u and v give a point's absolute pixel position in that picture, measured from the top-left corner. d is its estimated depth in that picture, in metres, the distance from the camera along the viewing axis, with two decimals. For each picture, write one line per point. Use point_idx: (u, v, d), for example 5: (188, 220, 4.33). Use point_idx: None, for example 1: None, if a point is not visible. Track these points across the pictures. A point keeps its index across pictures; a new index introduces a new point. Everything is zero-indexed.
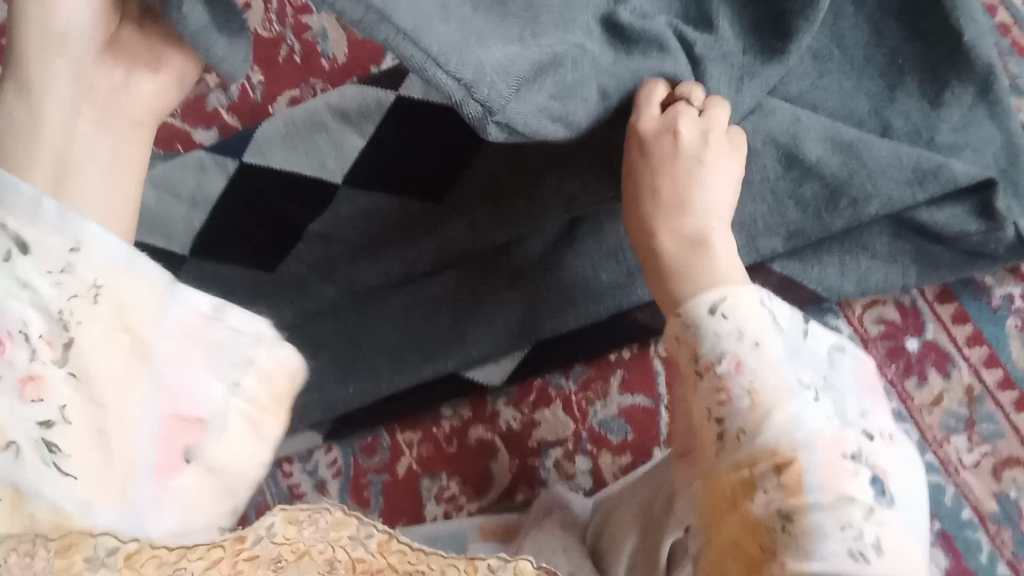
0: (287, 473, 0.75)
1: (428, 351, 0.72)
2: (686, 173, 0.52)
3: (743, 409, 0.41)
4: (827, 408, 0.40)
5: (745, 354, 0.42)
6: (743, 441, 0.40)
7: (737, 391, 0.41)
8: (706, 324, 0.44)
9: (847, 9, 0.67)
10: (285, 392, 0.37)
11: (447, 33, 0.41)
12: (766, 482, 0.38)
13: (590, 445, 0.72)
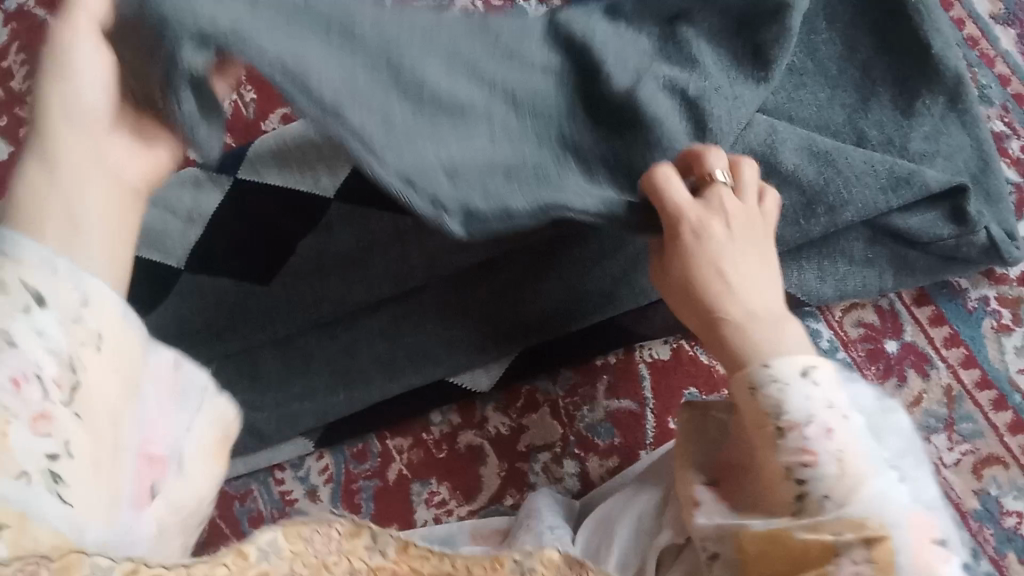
0: (280, 480, 0.77)
1: (419, 359, 0.74)
2: (732, 248, 0.50)
3: (829, 476, 0.43)
4: (909, 493, 0.42)
5: (833, 423, 0.44)
6: (825, 504, 0.42)
7: (823, 458, 0.43)
8: (786, 384, 0.45)
9: (821, 25, 0.70)
10: (217, 447, 0.47)
11: (398, 123, 0.50)
12: (853, 551, 0.40)
13: (577, 448, 0.73)
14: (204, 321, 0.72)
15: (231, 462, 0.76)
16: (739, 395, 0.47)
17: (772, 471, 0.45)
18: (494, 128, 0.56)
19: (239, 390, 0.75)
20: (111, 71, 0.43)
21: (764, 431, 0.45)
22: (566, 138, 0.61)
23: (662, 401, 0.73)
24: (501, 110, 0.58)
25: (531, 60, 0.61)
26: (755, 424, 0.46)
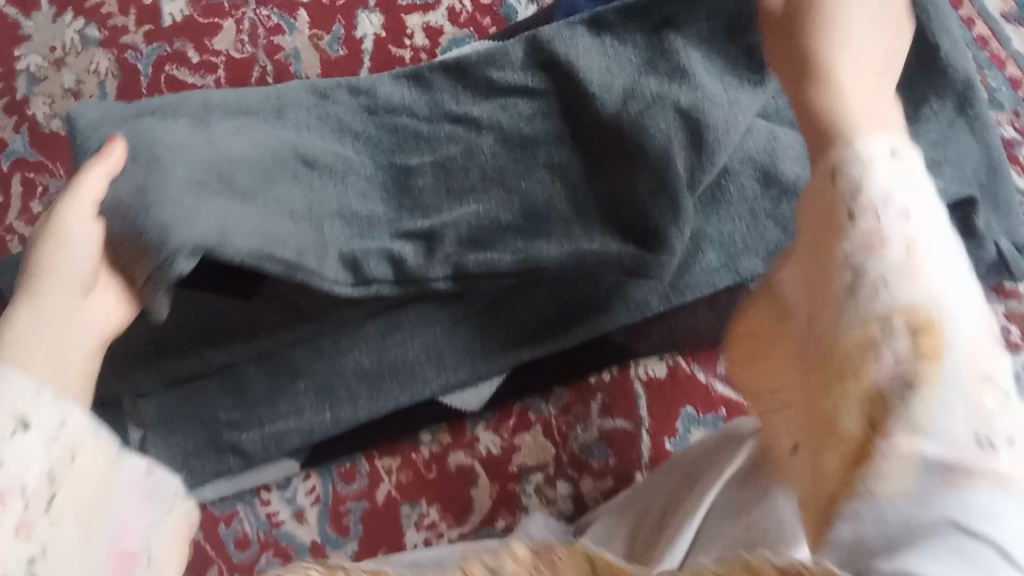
0: (266, 501, 0.75)
1: (405, 378, 0.71)
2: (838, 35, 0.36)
3: (895, 260, 0.29)
4: (979, 315, 0.29)
5: (909, 207, 0.30)
6: (879, 346, 0.28)
7: (888, 239, 0.30)
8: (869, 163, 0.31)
9: None
10: (175, 544, 0.47)
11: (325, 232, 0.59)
12: (901, 423, 0.28)
13: (571, 470, 0.70)
14: (188, 332, 0.69)
15: (214, 483, 0.74)
16: (809, 219, 0.33)
17: (817, 198, 0.33)
18: (485, 173, 0.66)
19: (223, 410, 0.72)
20: (100, 237, 0.50)
21: (815, 188, 0.33)
22: (554, 164, 0.66)
23: (657, 421, 0.70)
24: (490, 148, 0.67)
25: (510, 102, 0.67)
26: (812, 195, 0.33)
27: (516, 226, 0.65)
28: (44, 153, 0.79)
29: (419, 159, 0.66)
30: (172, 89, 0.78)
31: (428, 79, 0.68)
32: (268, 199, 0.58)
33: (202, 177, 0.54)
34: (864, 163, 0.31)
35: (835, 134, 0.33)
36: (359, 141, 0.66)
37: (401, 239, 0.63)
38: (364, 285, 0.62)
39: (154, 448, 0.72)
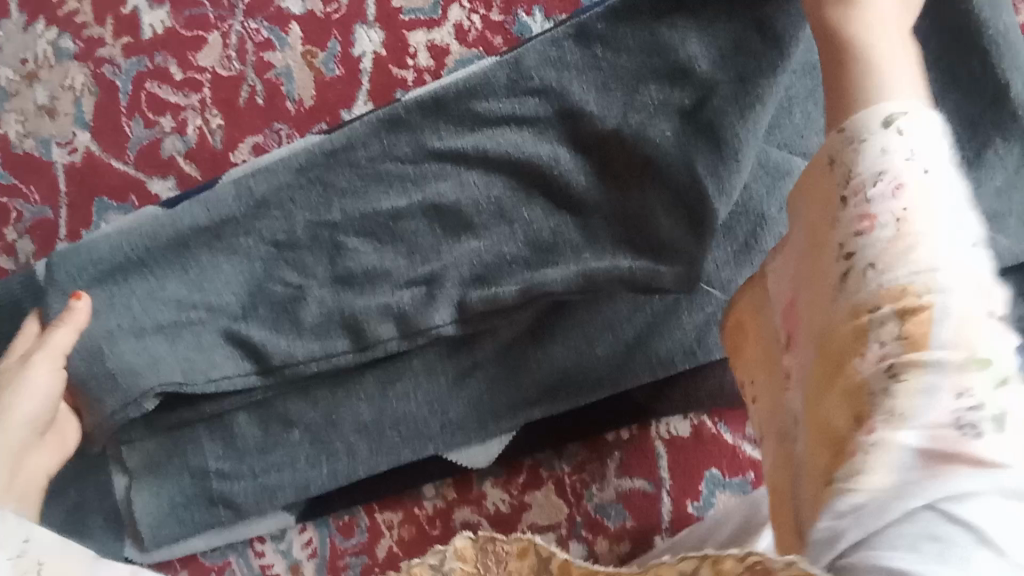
0: (260, 552, 0.71)
1: (407, 431, 0.66)
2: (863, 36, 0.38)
3: (886, 234, 0.33)
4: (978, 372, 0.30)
5: (908, 178, 0.34)
6: (869, 276, 0.33)
7: (881, 214, 0.34)
8: (873, 135, 0.35)
9: None
10: None
11: (322, 303, 0.60)
12: (877, 334, 0.32)
13: (584, 530, 0.66)
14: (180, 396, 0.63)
15: (204, 534, 0.70)
16: (817, 197, 0.38)
17: (824, 185, 0.37)
18: (486, 206, 0.60)
19: (212, 457, 0.67)
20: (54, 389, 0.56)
21: (823, 176, 0.37)
22: (558, 194, 0.59)
23: (680, 483, 0.66)
24: (482, 182, 0.60)
25: (510, 128, 0.59)
26: (829, 194, 0.37)
27: (522, 259, 0.59)
28: (17, 175, 0.73)
29: (408, 202, 0.60)
30: (153, 108, 0.73)
31: (404, 117, 0.60)
32: (262, 301, 0.60)
33: (175, 319, 0.59)
34: (885, 150, 0.34)
35: (857, 106, 0.36)
36: (346, 197, 0.60)
37: (402, 288, 0.60)
38: (369, 348, 0.61)
39: (140, 496, 0.67)
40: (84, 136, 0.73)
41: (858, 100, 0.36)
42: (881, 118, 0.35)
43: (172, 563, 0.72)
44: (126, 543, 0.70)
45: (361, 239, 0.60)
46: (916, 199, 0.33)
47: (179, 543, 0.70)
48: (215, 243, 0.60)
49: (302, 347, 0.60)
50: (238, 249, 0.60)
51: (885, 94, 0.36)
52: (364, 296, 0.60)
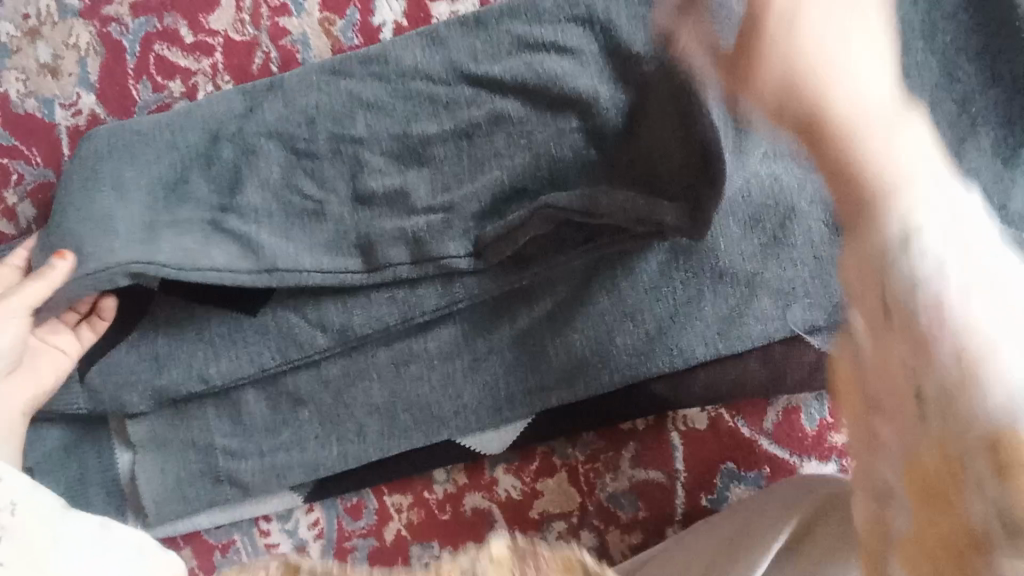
0: (264, 531, 0.70)
1: (421, 415, 0.65)
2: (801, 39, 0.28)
3: (948, 360, 0.22)
4: None
5: (941, 260, 0.23)
6: (949, 424, 0.22)
7: (936, 330, 0.22)
8: (886, 254, 0.24)
9: (939, 37, 0.59)
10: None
11: (337, 224, 0.62)
12: (990, 504, 0.21)
13: (597, 520, 0.66)
14: (195, 350, 0.64)
15: (207, 511, 0.69)
16: (862, 296, 0.25)
17: (875, 303, 0.24)
18: (514, 139, 0.60)
19: (218, 435, 0.67)
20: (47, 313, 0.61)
21: (873, 312, 0.25)
22: (586, 125, 0.59)
23: (696, 477, 0.66)
24: (517, 111, 0.60)
25: (548, 45, 0.60)
26: (873, 303, 0.25)
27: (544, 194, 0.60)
28: (17, 136, 0.71)
29: (438, 127, 0.61)
30: (161, 71, 0.70)
31: (444, 37, 0.62)
32: (277, 210, 0.62)
33: (191, 217, 0.61)
34: (914, 275, 0.23)
35: (862, 181, 0.24)
36: (370, 112, 0.62)
37: (418, 215, 0.60)
38: (377, 270, 0.61)
39: (142, 469, 0.67)
40: (89, 98, 0.71)
41: (847, 188, 0.24)
42: (895, 238, 0.23)
43: (175, 539, 0.70)
44: (129, 517, 0.70)
45: (385, 159, 0.61)
46: (976, 306, 0.22)
47: (182, 518, 0.69)
48: (241, 158, 0.62)
49: (309, 259, 0.61)
50: (254, 160, 0.62)
51: (870, 190, 0.24)
52: (377, 217, 0.61)
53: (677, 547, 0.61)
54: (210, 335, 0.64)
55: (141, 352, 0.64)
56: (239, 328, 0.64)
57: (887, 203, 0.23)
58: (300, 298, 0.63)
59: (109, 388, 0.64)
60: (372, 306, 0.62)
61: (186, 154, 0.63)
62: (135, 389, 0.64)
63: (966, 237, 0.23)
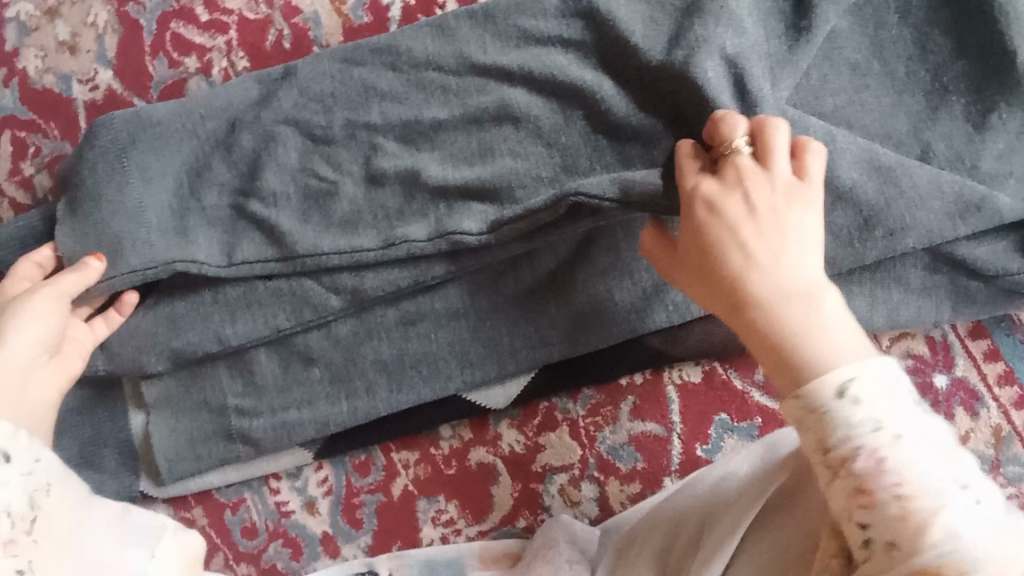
0: (275, 490, 0.72)
1: (428, 371, 0.68)
2: (784, 220, 0.44)
3: (889, 514, 0.36)
4: (975, 511, 0.35)
5: (885, 449, 0.36)
6: (867, 516, 0.37)
7: (879, 491, 0.36)
8: (835, 410, 0.37)
9: (890, 19, 0.66)
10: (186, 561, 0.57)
11: (354, 198, 0.64)
12: None
13: (597, 472, 0.70)
14: (210, 309, 0.66)
15: (220, 469, 0.71)
16: (802, 439, 0.39)
17: (826, 447, 0.38)
18: (524, 126, 0.63)
19: (230, 394, 0.69)
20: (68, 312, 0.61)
21: (810, 438, 0.38)
22: (595, 114, 0.62)
23: (690, 427, 0.69)
24: (522, 97, 0.63)
25: (552, 38, 0.64)
26: (810, 449, 0.39)
27: (557, 181, 0.62)
28: (35, 110, 0.74)
29: (449, 113, 0.64)
30: (178, 48, 0.74)
31: (453, 29, 0.65)
32: (294, 195, 0.64)
33: (221, 207, 0.65)
34: (851, 423, 0.37)
35: (770, 307, 0.41)
36: (386, 101, 0.65)
37: (434, 196, 0.63)
38: (392, 245, 0.63)
39: (156, 429, 0.69)
40: (106, 74, 0.74)
41: (756, 313, 0.42)
42: (835, 384, 0.38)
43: (186, 499, 0.73)
44: (140, 478, 0.72)
45: (399, 144, 0.64)
46: (898, 441, 0.36)
47: (192, 477, 0.71)
48: (260, 145, 0.65)
49: (329, 240, 0.63)
50: (271, 147, 0.64)
51: (785, 330, 0.40)
52: (395, 197, 0.64)
53: (665, 504, 0.63)
54: (227, 301, 0.66)
55: (156, 315, 0.66)
56: (253, 293, 0.65)
57: (830, 370, 0.38)
58: (313, 271, 0.64)
59: (128, 350, 0.66)
60: (387, 274, 0.64)
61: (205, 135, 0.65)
62: (151, 345, 0.66)
63: (899, 393, 0.37)
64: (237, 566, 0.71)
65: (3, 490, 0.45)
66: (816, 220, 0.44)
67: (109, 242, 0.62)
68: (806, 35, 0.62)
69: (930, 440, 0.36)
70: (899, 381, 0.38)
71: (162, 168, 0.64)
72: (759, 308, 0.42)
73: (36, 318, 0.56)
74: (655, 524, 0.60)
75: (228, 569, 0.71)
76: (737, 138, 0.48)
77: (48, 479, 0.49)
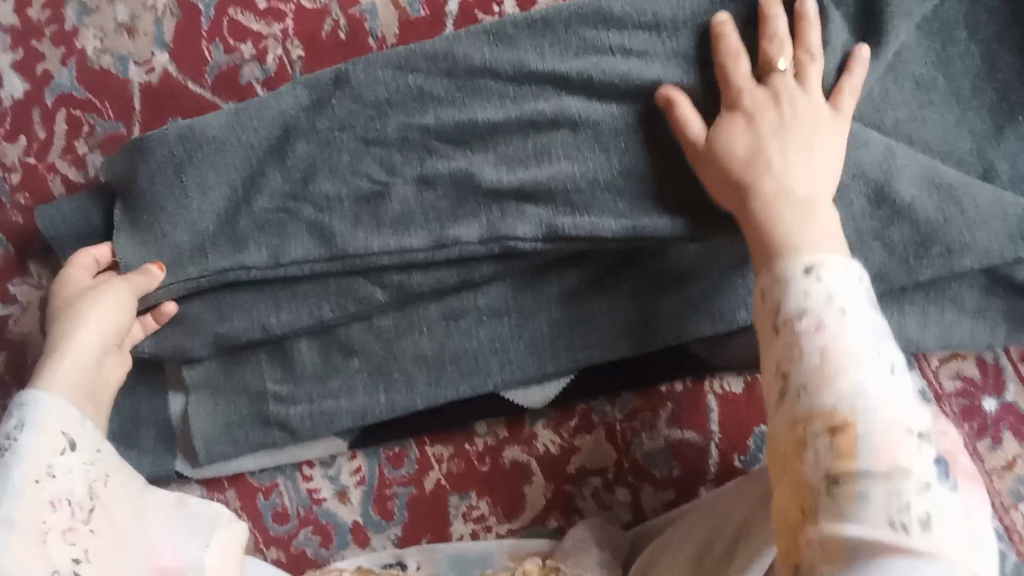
0: (308, 477, 0.73)
1: (468, 367, 0.68)
2: (805, 131, 0.56)
3: (811, 365, 0.46)
4: (898, 402, 0.44)
5: (830, 319, 0.47)
6: (804, 394, 0.46)
7: (811, 348, 0.47)
8: (801, 281, 0.49)
9: (959, 35, 0.65)
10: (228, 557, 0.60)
11: (405, 195, 0.64)
12: (822, 440, 0.44)
13: (632, 477, 0.70)
14: (252, 295, 0.66)
15: (255, 454, 0.72)
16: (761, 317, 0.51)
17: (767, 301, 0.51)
18: (583, 133, 0.62)
19: (270, 381, 0.69)
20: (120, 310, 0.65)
21: (770, 320, 0.50)
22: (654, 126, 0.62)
23: (729, 438, 0.69)
24: (581, 104, 0.63)
25: (614, 49, 0.63)
26: (768, 317, 0.51)
27: (613, 186, 0.61)
28: (91, 89, 0.75)
29: (505, 115, 0.63)
30: (235, 35, 0.74)
31: (511, 35, 0.65)
32: (348, 194, 0.65)
33: (276, 208, 0.65)
34: (807, 292, 0.49)
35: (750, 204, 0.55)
36: (442, 106, 0.65)
37: (486, 198, 0.63)
38: (443, 246, 0.63)
39: (195, 412, 0.70)
40: (162, 57, 0.75)
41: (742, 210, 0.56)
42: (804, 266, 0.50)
43: (220, 481, 0.73)
44: (177, 458, 0.72)
45: (454, 148, 0.64)
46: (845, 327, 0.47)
47: (228, 461, 0.72)
48: (317, 151, 0.65)
49: (378, 240, 0.63)
50: (329, 146, 0.65)
51: (766, 222, 0.54)
52: (447, 197, 0.64)
53: (706, 501, 0.63)
54: (271, 288, 0.66)
55: (202, 299, 0.66)
56: (296, 280, 0.65)
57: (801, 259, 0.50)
58: (358, 269, 0.64)
59: (175, 334, 0.67)
60: (436, 274, 0.64)
61: (256, 128, 0.65)
62: (195, 327, 0.67)
63: (862, 304, 0.48)
64: (267, 549, 0.72)
65: (68, 475, 0.54)
66: (835, 155, 0.57)
67: (170, 253, 0.65)
68: (875, 53, 0.62)
69: (873, 338, 0.47)
70: (850, 280, 0.49)
71: (217, 165, 0.65)
72: (736, 201, 0.56)
73: (107, 311, 0.62)
74: (696, 519, 0.61)
75: (259, 551, 0.72)
76: (777, 59, 0.59)
77: (104, 470, 0.58)
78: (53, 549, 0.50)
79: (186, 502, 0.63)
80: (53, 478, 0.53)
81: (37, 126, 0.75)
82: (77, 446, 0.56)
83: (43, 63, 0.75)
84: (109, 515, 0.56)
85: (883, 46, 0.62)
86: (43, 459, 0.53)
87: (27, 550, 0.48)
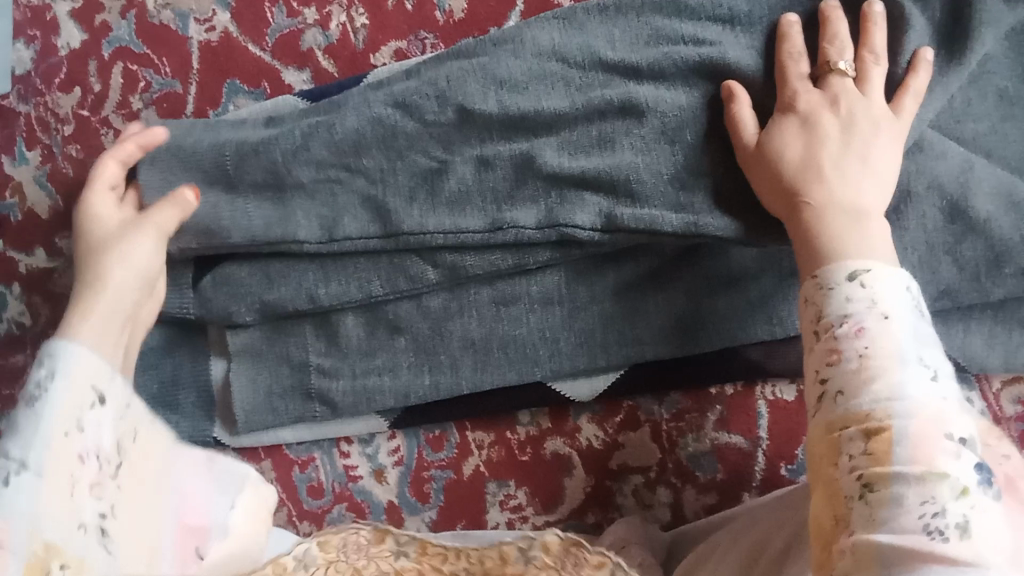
0: (345, 453, 0.72)
1: (516, 355, 0.67)
2: (864, 138, 0.54)
3: (849, 370, 0.45)
4: (936, 401, 0.42)
5: (869, 325, 0.45)
6: (839, 400, 0.45)
7: (846, 353, 0.45)
8: (841, 285, 0.48)
9: None
10: (249, 533, 0.59)
11: (464, 173, 0.62)
12: (857, 449, 0.43)
13: (675, 477, 0.69)
14: (303, 266, 0.65)
15: (293, 426, 0.71)
16: (802, 321, 0.50)
17: (808, 305, 0.49)
18: (650, 121, 0.60)
19: (314, 353, 0.68)
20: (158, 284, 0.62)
21: (810, 330, 0.49)
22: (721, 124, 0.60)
23: (777, 445, 0.68)
24: (649, 94, 0.60)
25: (684, 37, 0.60)
26: (808, 324, 0.49)
27: (678, 180, 0.59)
28: (148, 44, 0.74)
29: (570, 104, 0.61)
30: None
31: (581, 21, 0.63)
32: (404, 172, 0.62)
33: (321, 176, 0.63)
34: (846, 297, 0.47)
35: (794, 200, 0.54)
36: (504, 89, 0.62)
37: (547, 185, 0.61)
38: (499, 229, 0.61)
39: (237, 379, 0.69)
40: (224, 16, 0.73)
41: (789, 207, 0.54)
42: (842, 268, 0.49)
43: (257, 450, 0.73)
44: (215, 424, 0.72)
45: (513, 131, 0.62)
46: (888, 333, 0.45)
47: (267, 431, 0.71)
48: (366, 127, 0.62)
49: (434, 219, 0.62)
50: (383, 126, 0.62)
51: (809, 220, 0.52)
52: (507, 181, 0.62)
53: (760, 504, 0.63)
54: (322, 258, 0.65)
55: (251, 266, 0.66)
56: (351, 256, 0.64)
57: (840, 262, 0.49)
58: (411, 249, 0.63)
59: (221, 297, 0.66)
60: (490, 257, 0.63)
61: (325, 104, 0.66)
62: (243, 294, 0.66)
63: (904, 304, 0.47)
64: (300, 523, 0.72)
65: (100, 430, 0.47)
66: (892, 150, 0.55)
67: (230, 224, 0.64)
68: (960, 58, 0.59)
69: (915, 342, 0.45)
70: (895, 282, 0.47)
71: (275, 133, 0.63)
72: (779, 200, 0.55)
73: (137, 246, 0.58)
74: (748, 526, 0.60)
75: (291, 524, 0.72)
76: (836, 60, 0.57)
77: (133, 421, 0.51)
78: (82, 504, 0.45)
79: (218, 461, 0.62)
80: (81, 431, 0.46)
81: (92, 77, 0.73)
82: (108, 401, 0.48)
83: (101, 14, 0.74)
84: (133, 477, 0.51)
85: (960, 56, 0.59)
86: (74, 410, 0.45)
87: (52, 512, 0.42)
